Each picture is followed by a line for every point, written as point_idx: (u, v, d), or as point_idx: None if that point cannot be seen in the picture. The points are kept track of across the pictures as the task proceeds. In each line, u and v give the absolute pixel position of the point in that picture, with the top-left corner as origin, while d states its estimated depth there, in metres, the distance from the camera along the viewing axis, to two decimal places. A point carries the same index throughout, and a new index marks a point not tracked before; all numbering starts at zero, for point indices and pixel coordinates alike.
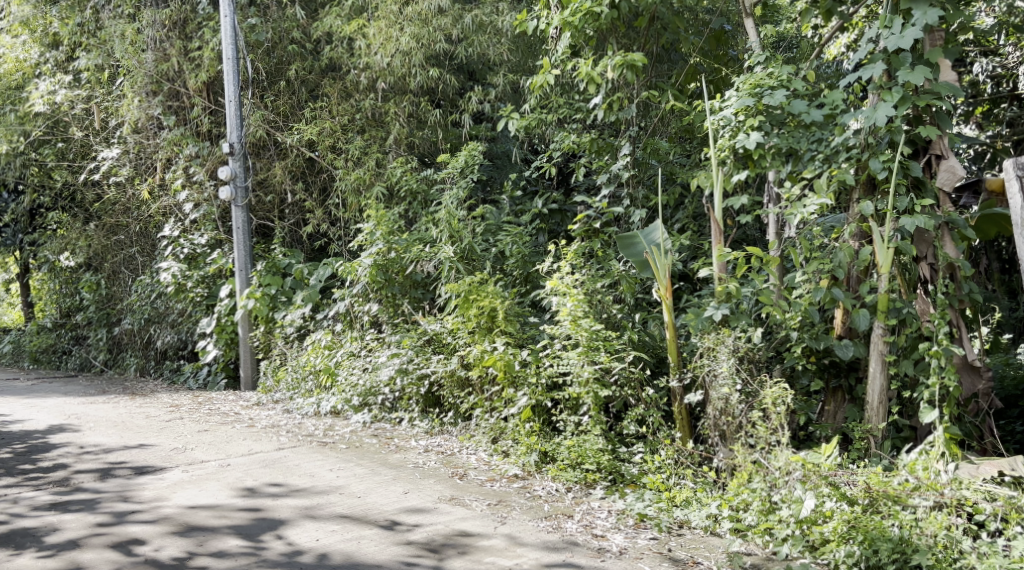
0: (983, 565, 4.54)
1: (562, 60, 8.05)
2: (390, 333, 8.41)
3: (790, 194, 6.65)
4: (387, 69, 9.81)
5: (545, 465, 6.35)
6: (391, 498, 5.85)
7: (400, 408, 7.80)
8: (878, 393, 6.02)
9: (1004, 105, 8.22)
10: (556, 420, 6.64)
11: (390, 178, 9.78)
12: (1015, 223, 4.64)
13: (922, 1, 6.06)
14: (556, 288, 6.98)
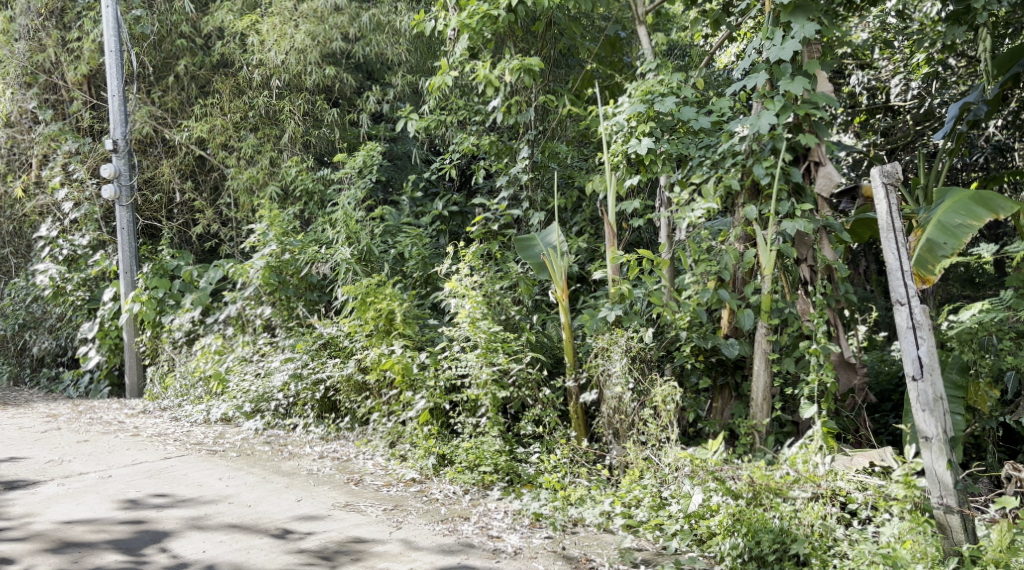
0: (854, 552, 4.82)
1: (460, 61, 8.08)
2: (284, 337, 8.37)
3: (680, 199, 6.86)
4: (282, 66, 9.76)
5: (442, 468, 6.43)
6: (283, 507, 5.86)
7: (294, 415, 7.76)
8: (762, 390, 6.29)
9: (879, 116, 8.68)
10: (453, 422, 6.77)
11: (284, 178, 9.75)
12: (882, 227, 4.89)
13: (801, 15, 6.33)
14: (455, 290, 7.04)
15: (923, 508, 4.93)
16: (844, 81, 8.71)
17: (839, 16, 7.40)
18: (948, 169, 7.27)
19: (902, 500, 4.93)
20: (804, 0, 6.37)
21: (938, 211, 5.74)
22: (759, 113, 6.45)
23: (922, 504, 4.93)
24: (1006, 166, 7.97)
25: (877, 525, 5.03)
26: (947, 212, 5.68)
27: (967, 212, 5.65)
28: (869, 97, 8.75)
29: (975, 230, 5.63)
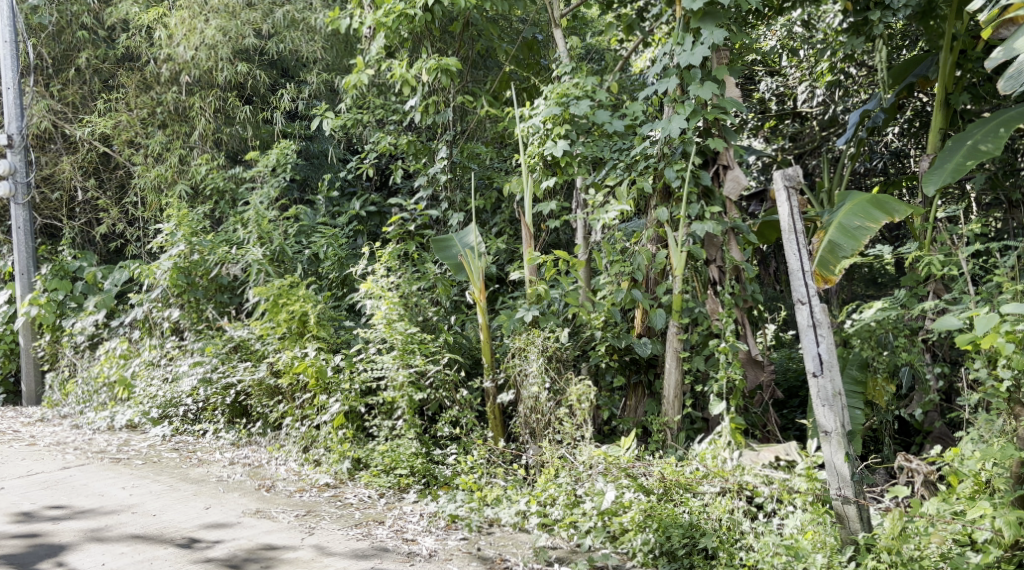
0: (760, 544, 4.98)
1: (375, 60, 8.06)
2: (193, 341, 8.25)
3: (594, 201, 6.98)
4: (191, 62, 9.60)
5: (357, 472, 6.52)
6: (190, 515, 5.82)
7: (204, 420, 7.71)
8: (673, 387, 6.46)
9: (788, 121, 8.86)
10: (369, 426, 6.78)
11: (194, 176, 9.63)
12: (784, 229, 5.06)
13: (710, 22, 6.47)
14: (371, 291, 7.04)
15: (823, 500, 5.15)
16: (755, 88, 8.94)
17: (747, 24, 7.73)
18: (850, 172, 7.71)
19: (804, 493, 5.17)
20: (713, 7, 6.51)
21: (838, 214, 5.98)
22: (671, 117, 6.59)
23: (822, 496, 5.15)
24: (905, 171, 8.19)
25: (781, 518, 5.21)
26: (847, 215, 5.91)
27: (865, 215, 5.89)
28: (779, 102, 8.99)
29: (874, 231, 5.87)
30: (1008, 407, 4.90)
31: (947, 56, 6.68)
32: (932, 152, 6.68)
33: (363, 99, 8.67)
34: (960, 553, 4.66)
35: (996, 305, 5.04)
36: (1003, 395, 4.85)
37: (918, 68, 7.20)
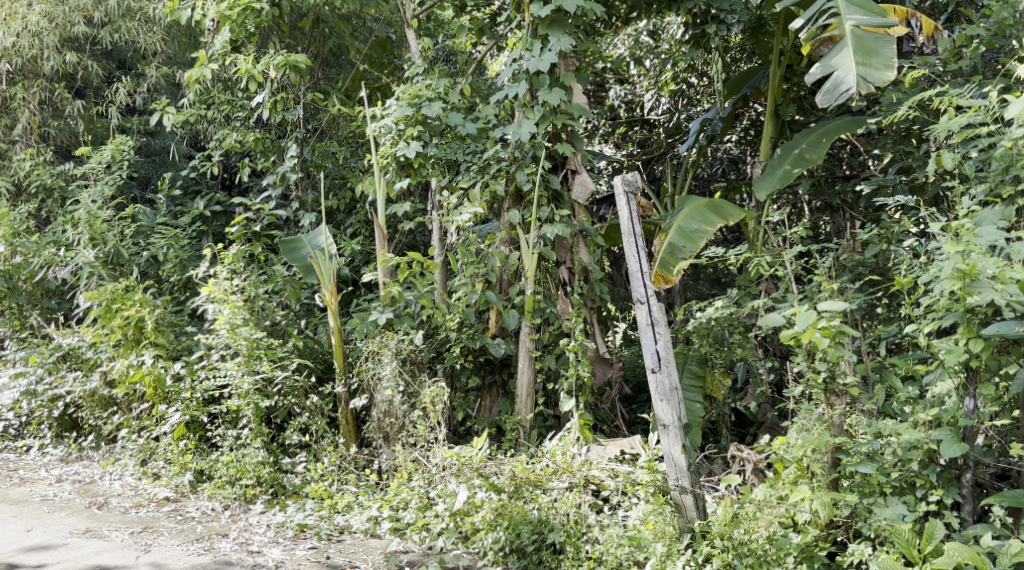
0: (604, 536, 5.24)
1: (220, 54, 7.85)
2: (15, 350, 7.87)
3: (447, 203, 6.92)
4: (11, 49, 9.06)
5: (200, 484, 6.45)
6: (10, 539, 5.65)
7: (27, 435, 7.57)
8: (526, 386, 6.62)
9: (636, 128, 9.11)
10: (212, 435, 6.69)
11: (17, 172, 9.13)
12: (624, 231, 5.32)
13: (557, 29, 6.61)
14: (212, 294, 6.82)
15: (663, 491, 5.37)
16: (606, 95, 9.23)
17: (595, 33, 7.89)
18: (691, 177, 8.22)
19: (646, 484, 5.43)
20: (559, 15, 6.65)
21: (678, 217, 6.26)
22: (521, 121, 6.73)
23: (663, 486, 5.38)
24: (743, 177, 8.69)
25: (625, 510, 5.48)
26: (685, 219, 6.19)
27: (702, 219, 6.18)
28: (627, 110, 9.22)
29: (709, 234, 6.16)
30: (825, 396, 5.21)
31: (776, 70, 7.17)
32: (763, 160, 7.17)
33: (207, 94, 8.41)
34: (783, 535, 4.96)
35: (815, 302, 5.37)
36: (821, 384, 5.16)
37: (751, 80, 7.70)
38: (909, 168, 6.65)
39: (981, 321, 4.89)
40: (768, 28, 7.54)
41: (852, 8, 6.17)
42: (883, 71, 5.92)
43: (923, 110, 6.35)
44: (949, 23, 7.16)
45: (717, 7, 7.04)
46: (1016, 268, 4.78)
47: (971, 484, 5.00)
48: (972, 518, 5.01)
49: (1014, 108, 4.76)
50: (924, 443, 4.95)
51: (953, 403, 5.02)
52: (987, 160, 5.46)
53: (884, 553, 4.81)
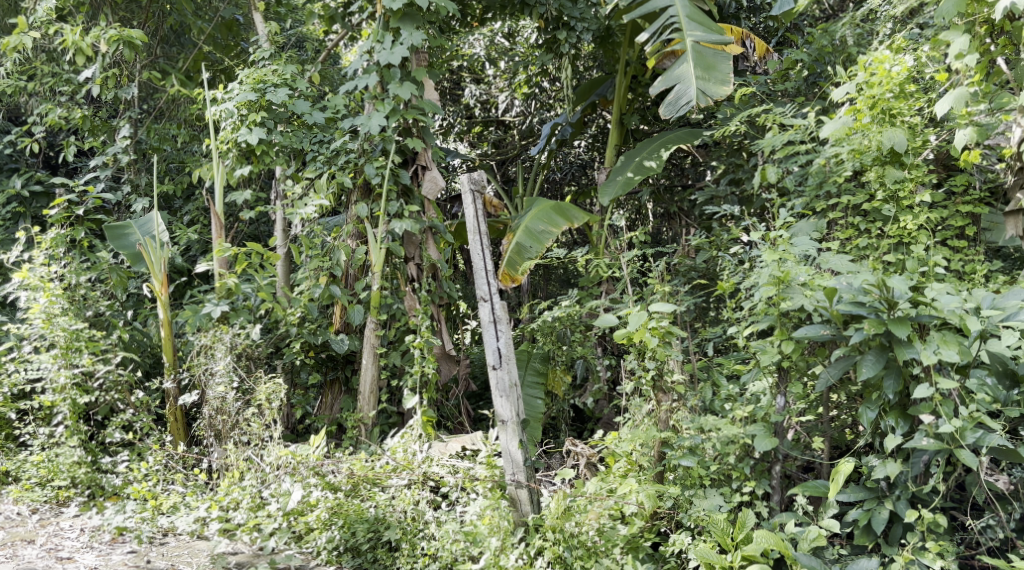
0: (439, 533, 5.39)
1: (43, 23, 7.36)
2: None
3: (291, 193, 6.62)
4: None
5: (5, 486, 6.11)
6: None
7: None
8: (369, 383, 6.45)
9: (491, 128, 9.30)
10: (21, 434, 6.36)
11: None
12: (470, 228, 5.63)
13: (409, 23, 6.46)
14: (26, 281, 6.36)
15: (500, 486, 5.54)
16: (461, 93, 9.18)
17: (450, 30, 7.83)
18: (541, 179, 8.33)
19: (484, 480, 5.57)
20: (411, 9, 6.52)
21: (525, 218, 6.30)
22: (370, 114, 6.51)
23: (499, 482, 5.56)
24: (592, 182, 8.79)
25: (463, 505, 5.61)
26: (533, 219, 6.24)
27: (549, 220, 6.25)
28: (482, 109, 9.34)
29: (555, 236, 6.25)
30: (654, 393, 5.65)
31: (622, 79, 7.30)
32: (608, 167, 7.26)
33: (28, 64, 7.83)
34: (612, 527, 5.25)
35: (649, 302, 5.69)
36: (649, 381, 5.63)
37: (599, 88, 7.87)
38: (739, 180, 6.99)
39: (794, 325, 5.30)
40: (616, 38, 7.64)
41: (692, 23, 6.24)
42: (721, 85, 6.10)
43: (752, 125, 6.72)
44: (777, 48, 7.57)
45: (568, 14, 7.14)
46: (826, 275, 5.19)
47: (780, 476, 5.35)
48: (780, 508, 5.36)
49: (827, 128, 5.66)
50: (740, 439, 5.32)
51: (767, 401, 5.40)
52: (804, 176, 6.24)
53: (702, 541, 5.15)
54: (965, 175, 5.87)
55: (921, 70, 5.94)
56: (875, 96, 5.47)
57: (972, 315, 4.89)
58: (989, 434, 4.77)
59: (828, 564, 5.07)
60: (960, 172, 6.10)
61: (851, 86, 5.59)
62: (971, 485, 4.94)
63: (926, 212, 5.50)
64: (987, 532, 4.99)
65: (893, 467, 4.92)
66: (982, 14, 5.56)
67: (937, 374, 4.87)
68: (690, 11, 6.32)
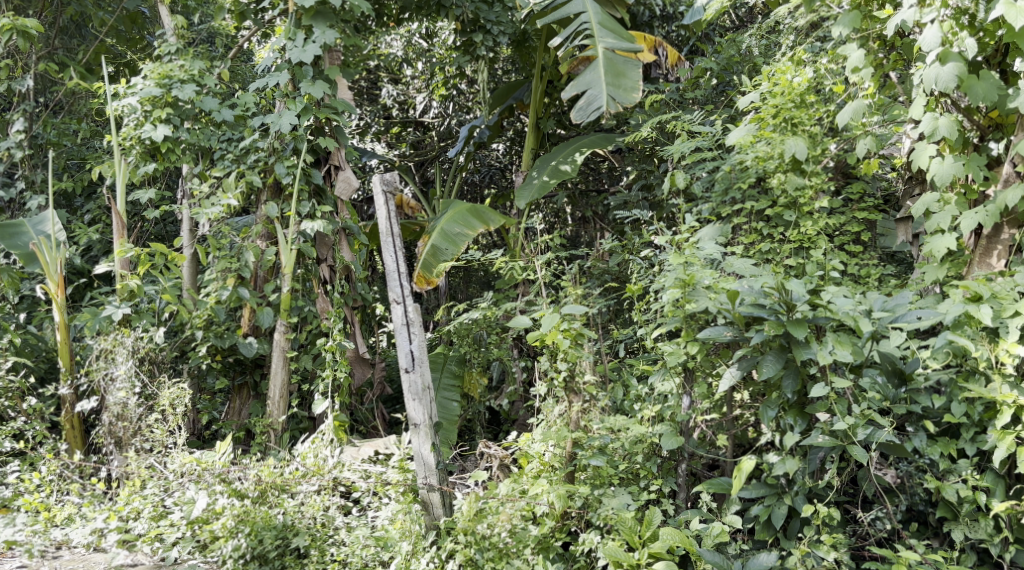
0: (350, 537, 5.55)
1: None
2: None
3: (199, 192, 6.42)
4: None
5: None
6: None
7: None
8: (279, 388, 6.26)
9: (410, 129, 9.16)
10: None
11: None
12: (383, 229, 5.82)
13: (322, 21, 6.31)
14: None
15: (412, 489, 5.76)
16: (378, 93, 9.22)
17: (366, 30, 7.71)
18: (459, 182, 8.27)
19: (396, 484, 5.80)
20: (324, 6, 6.34)
21: (440, 220, 6.21)
22: (280, 112, 6.31)
23: (411, 485, 5.79)
24: (509, 185, 8.75)
25: (375, 510, 5.84)
26: (448, 222, 6.16)
27: (465, 223, 6.18)
28: (399, 110, 9.27)
29: (470, 238, 6.18)
30: (566, 394, 5.88)
31: (538, 84, 7.23)
32: (525, 170, 7.27)
33: None
34: (523, 527, 5.51)
35: (562, 305, 5.91)
36: (562, 382, 5.87)
37: (516, 92, 7.81)
38: (650, 186, 6.97)
39: (698, 326, 5.62)
40: (532, 42, 7.66)
41: (604, 30, 6.19)
42: (630, 92, 6.03)
43: (662, 132, 6.71)
44: (688, 57, 7.65)
45: (484, 17, 7.13)
46: (729, 279, 5.54)
47: (685, 474, 5.76)
48: (686, 504, 5.75)
49: (732, 136, 5.78)
50: (648, 438, 5.73)
51: (674, 401, 5.80)
52: (711, 182, 6.24)
53: (610, 540, 5.43)
54: (860, 184, 5.93)
55: (820, 83, 5.98)
56: (778, 106, 5.68)
57: (864, 316, 5.35)
58: (878, 430, 5.28)
59: (731, 559, 5.53)
60: (857, 180, 6.21)
61: (756, 95, 5.77)
62: (862, 479, 5.45)
63: (825, 218, 5.70)
64: (875, 522, 5.53)
65: (791, 464, 5.34)
66: (876, 30, 5.81)
67: (832, 374, 5.34)
68: (602, 19, 6.26)
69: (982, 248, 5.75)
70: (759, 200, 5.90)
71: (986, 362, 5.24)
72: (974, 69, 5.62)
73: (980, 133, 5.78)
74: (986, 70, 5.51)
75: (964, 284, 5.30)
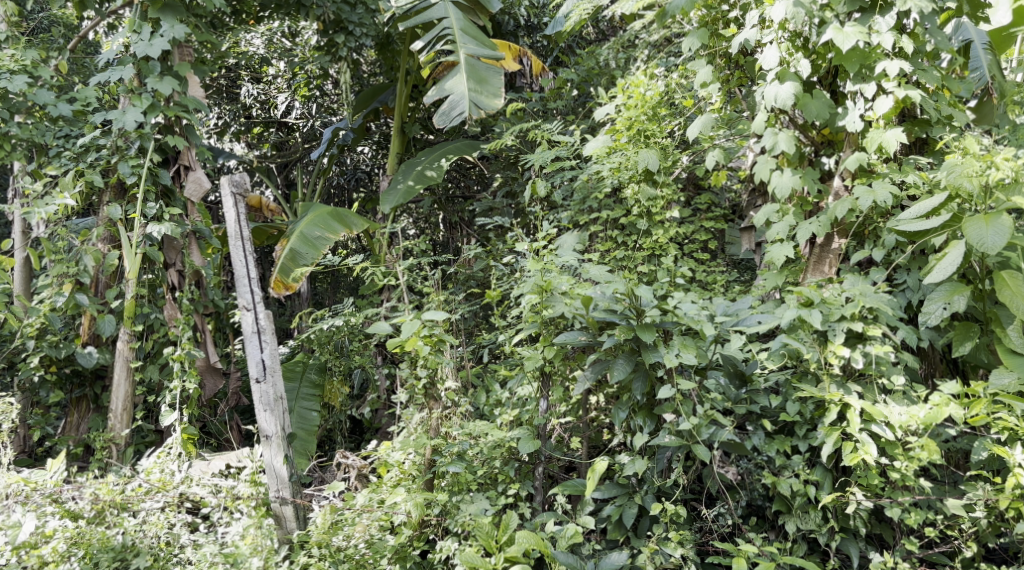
0: (194, 555, 5.32)
1: None
2: None
3: (30, 190, 5.95)
4: None
5: None
6: None
7: None
8: (122, 400, 5.96)
9: (272, 129, 9.37)
10: None
11: None
12: (231, 232, 5.71)
13: (170, 14, 6.03)
14: None
15: (264, 503, 5.66)
16: (238, 92, 9.09)
17: (222, 26, 7.48)
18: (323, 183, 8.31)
19: (247, 498, 5.63)
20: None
21: (300, 223, 6.08)
22: (124, 108, 5.98)
23: (263, 499, 5.67)
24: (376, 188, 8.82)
25: (225, 525, 5.55)
26: (308, 225, 6.04)
27: (325, 226, 6.08)
28: (262, 108, 9.26)
29: (331, 242, 6.08)
30: (426, 401, 5.96)
31: (403, 88, 7.18)
32: (390, 175, 7.16)
33: None
34: (380, 538, 5.53)
35: (424, 310, 5.90)
36: (421, 389, 5.92)
37: (381, 95, 7.68)
38: (515, 193, 7.07)
39: (556, 330, 5.78)
40: (396, 46, 7.62)
41: (466, 37, 6.21)
42: (492, 99, 6.09)
43: (523, 140, 6.83)
44: (551, 67, 7.79)
45: (346, 18, 7.03)
46: (584, 285, 5.69)
47: (542, 478, 5.84)
48: (542, 507, 5.85)
49: (588, 146, 5.88)
50: (506, 442, 5.79)
51: (531, 406, 5.90)
52: (570, 191, 6.41)
53: (467, 546, 5.46)
54: (708, 195, 6.18)
55: (672, 96, 6.17)
56: (631, 119, 5.80)
57: (709, 321, 5.53)
58: (720, 430, 5.54)
59: (584, 559, 5.69)
60: (706, 191, 6.44)
61: (611, 108, 5.88)
62: (706, 476, 5.74)
63: (675, 227, 5.84)
64: (719, 518, 5.80)
65: (641, 464, 5.60)
66: (722, 48, 6.04)
67: (678, 376, 5.55)
68: (464, 25, 6.27)
69: (816, 256, 6.08)
70: (614, 209, 6.06)
71: (816, 362, 5.60)
72: (808, 88, 5.98)
73: (815, 148, 6.12)
74: (818, 89, 5.88)
75: (798, 289, 5.62)
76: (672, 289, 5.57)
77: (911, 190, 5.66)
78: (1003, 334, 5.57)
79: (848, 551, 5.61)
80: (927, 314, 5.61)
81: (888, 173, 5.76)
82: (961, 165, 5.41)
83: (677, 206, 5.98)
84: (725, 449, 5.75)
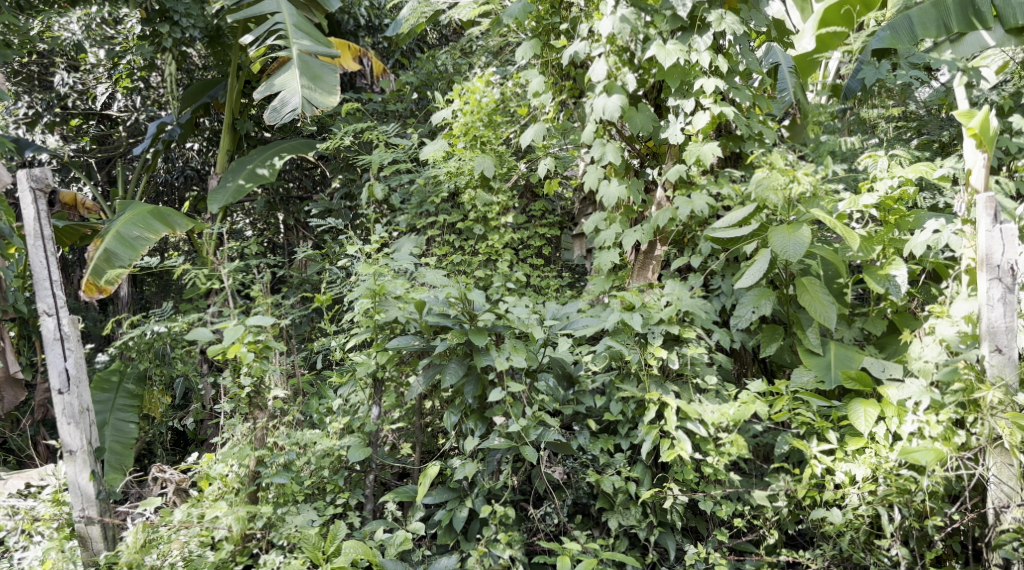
0: None
1: None
2: None
3: None
4: None
5: None
6: None
7: None
8: None
9: (92, 122, 8.82)
10: None
11: None
12: (29, 230, 5.24)
13: None
14: None
15: (68, 523, 5.37)
16: (51, 80, 8.50)
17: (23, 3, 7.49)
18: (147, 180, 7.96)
19: (47, 520, 5.35)
20: None
21: (116, 222, 5.97)
22: None
23: (67, 519, 5.38)
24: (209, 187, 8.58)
25: (22, 550, 5.28)
26: (126, 224, 5.94)
27: (144, 225, 5.99)
28: (79, 100, 8.65)
29: (151, 243, 6.00)
30: (249, 409, 5.76)
31: (234, 84, 6.98)
32: (219, 172, 7.04)
33: None
34: (200, 554, 5.21)
35: (251, 315, 5.66)
36: (245, 399, 5.70)
37: (211, 90, 7.65)
38: (352, 194, 6.95)
39: (389, 335, 5.66)
40: (227, 40, 7.48)
41: (299, 33, 6.14)
42: (326, 96, 6.01)
43: (359, 141, 6.80)
44: (389, 70, 7.72)
45: (172, 9, 7.01)
46: (418, 289, 5.61)
47: (372, 485, 5.68)
48: (372, 516, 5.66)
49: (426, 150, 5.99)
50: (335, 451, 5.60)
51: (363, 411, 5.79)
52: (408, 195, 6.38)
53: (293, 559, 5.22)
54: (543, 202, 6.42)
55: (506, 104, 6.31)
56: (467, 124, 5.91)
57: (540, 324, 5.57)
58: (547, 430, 5.58)
59: (413, 566, 5.52)
60: (542, 199, 6.59)
61: (448, 113, 5.93)
62: (535, 477, 5.74)
63: (509, 233, 6.01)
64: (546, 517, 5.78)
65: (471, 468, 5.52)
66: (553, 58, 6.22)
67: (509, 378, 5.57)
68: (297, 21, 6.19)
69: (641, 262, 6.29)
70: (451, 213, 6.15)
71: (637, 363, 5.79)
72: (634, 101, 6.21)
73: (641, 159, 6.36)
74: (643, 103, 6.10)
75: (621, 293, 5.79)
76: (505, 294, 5.57)
77: (725, 201, 5.96)
78: (803, 335, 5.90)
79: (665, 544, 5.78)
80: (739, 317, 5.90)
81: (706, 185, 6.02)
82: (767, 179, 5.74)
83: (512, 212, 6.13)
84: (553, 450, 5.79)
